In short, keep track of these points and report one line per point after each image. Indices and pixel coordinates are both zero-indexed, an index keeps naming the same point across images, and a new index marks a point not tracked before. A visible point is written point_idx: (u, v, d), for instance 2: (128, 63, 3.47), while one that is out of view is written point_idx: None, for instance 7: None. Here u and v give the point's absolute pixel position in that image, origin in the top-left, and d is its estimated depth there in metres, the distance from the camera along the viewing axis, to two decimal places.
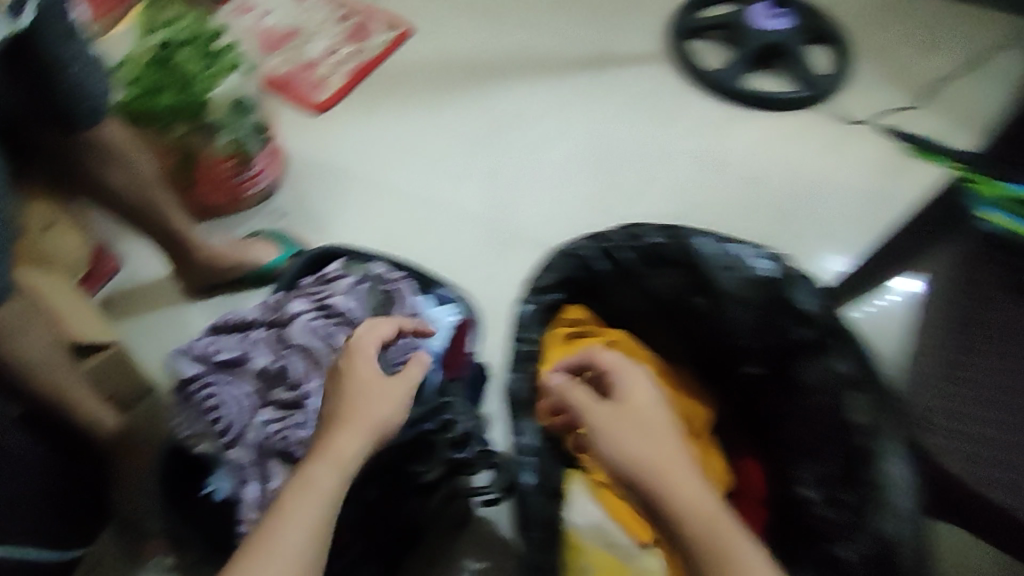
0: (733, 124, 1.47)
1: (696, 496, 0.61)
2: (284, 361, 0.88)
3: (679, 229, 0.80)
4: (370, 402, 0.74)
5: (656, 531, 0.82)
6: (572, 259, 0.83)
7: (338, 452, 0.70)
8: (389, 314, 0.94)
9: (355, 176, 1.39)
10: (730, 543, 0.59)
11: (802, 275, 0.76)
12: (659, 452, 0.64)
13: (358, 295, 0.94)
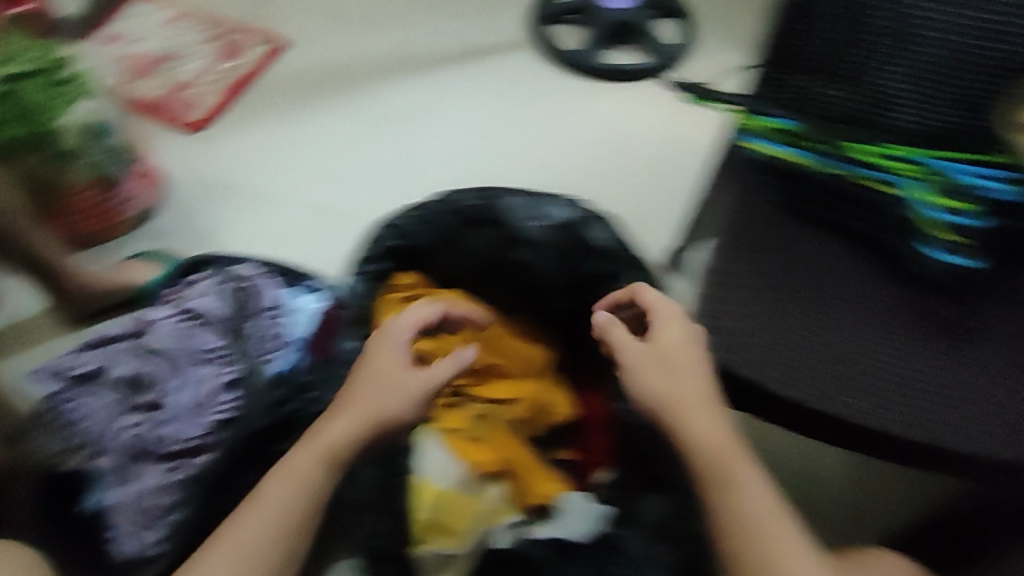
0: (592, 97, 1.49)
1: (712, 437, 0.69)
2: (145, 367, 0.92)
3: (490, 192, 0.85)
4: (373, 389, 0.72)
5: (499, 463, 0.80)
6: (396, 231, 0.85)
7: (329, 435, 0.71)
8: (251, 309, 0.96)
9: (233, 188, 1.35)
10: (727, 481, 0.67)
11: (595, 215, 0.82)
12: (676, 401, 0.70)
13: (219, 295, 0.96)
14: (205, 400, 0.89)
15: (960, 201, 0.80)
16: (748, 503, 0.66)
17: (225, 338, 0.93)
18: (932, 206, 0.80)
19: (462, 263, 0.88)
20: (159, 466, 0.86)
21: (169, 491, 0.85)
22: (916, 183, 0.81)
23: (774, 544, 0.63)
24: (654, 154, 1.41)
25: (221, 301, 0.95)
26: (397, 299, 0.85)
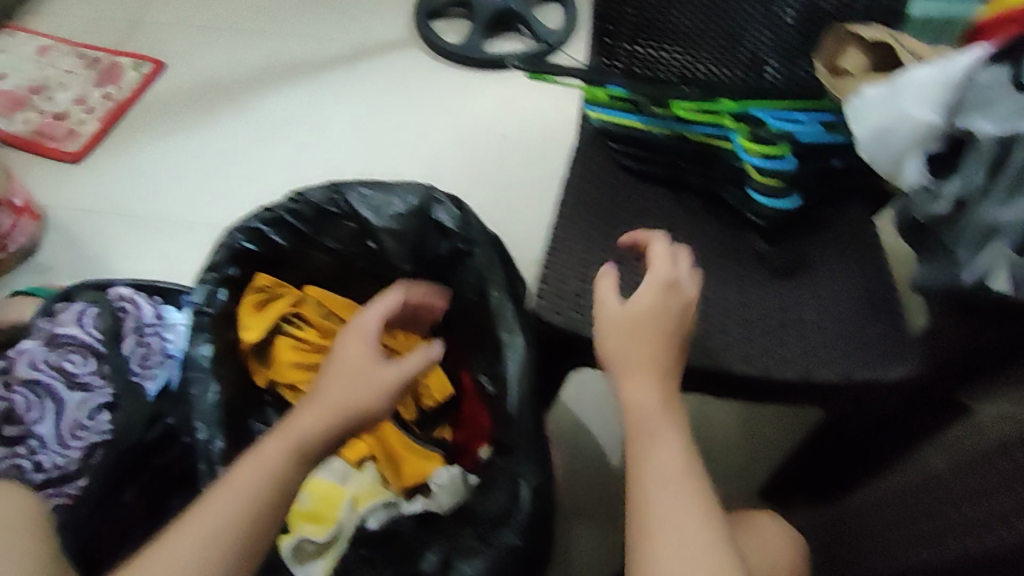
0: (476, 88, 1.51)
1: (648, 399, 0.65)
2: (13, 400, 0.91)
3: (336, 186, 0.84)
4: (341, 381, 0.68)
5: (367, 449, 0.84)
6: (242, 235, 0.82)
7: (293, 424, 0.64)
8: (124, 329, 0.98)
9: (118, 214, 1.34)
10: (654, 443, 0.63)
11: (437, 195, 0.82)
12: (633, 355, 0.66)
13: (89, 319, 0.96)
14: (82, 424, 0.90)
15: (772, 147, 0.79)
16: (664, 470, 0.61)
17: (96, 361, 0.94)
18: (750, 154, 0.80)
19: (321, 258, 0.88)
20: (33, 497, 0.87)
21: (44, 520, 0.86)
22: (737, 134, 0.81)
23: (689, 507, 0.58)
24: (537, 138, 1.44)
25: (91, 327, 0.95)
26: (254, 300, 0.85)
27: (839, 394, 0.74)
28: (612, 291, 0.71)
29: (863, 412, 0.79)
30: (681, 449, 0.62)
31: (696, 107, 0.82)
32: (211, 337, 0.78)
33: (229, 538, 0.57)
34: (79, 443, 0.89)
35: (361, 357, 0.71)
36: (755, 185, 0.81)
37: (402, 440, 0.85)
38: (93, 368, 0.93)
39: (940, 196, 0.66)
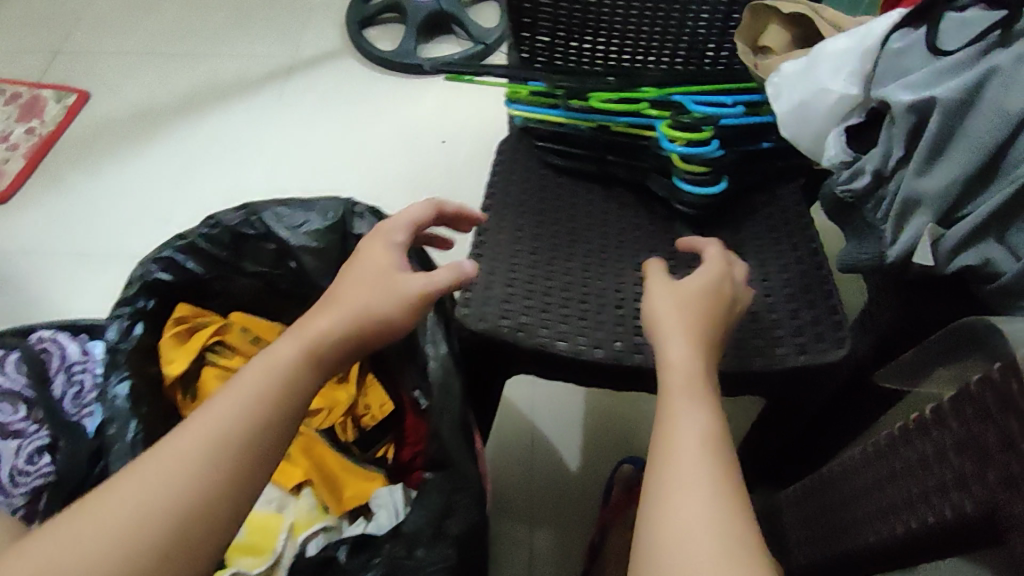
0: (412, 94, 1.49)
1: (688, 356, 0.57)
2: None
3: (252, 207, 0.80)
4: (361, 288, 0.61)
5: (302, 473, 0.81)
6: (156, 264, 0.78)
7: (305, 338, 0.57)
8: (50, 369, 0.92)
9: (52, 253, 1.30)
10: (691, 390, 0.55)
11: (358, 207, 0.79)
12: (682, 317, 0.60)
13: (11, 366, 0.91)
14: (17, 474, 0.84)
15: (698, 131, 0.78)
16: (683, 424, 0.52)
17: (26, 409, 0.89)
18: (673, 141, 0.78)
19: (246, 283, 0.85)
20: None
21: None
22: (661, 120, 0.80)
23: (705, 466, 0.49)
24: (479, 141, 1.41)
25: (13, 374, 0.90)
26: (174, 331, 0.81)
27: (780, 381, 0.71)
28: (663, 278, 0.67)
29: (808, 397, 0.76)
30: (708, 414, 0.53)
31: (619, 96, 0.82)
32: (128, 373, 0.73)
33: (219, 455, 0.49)
34: (19, 491, 0.83)
35: (390, 265, 0.63)
36: (683, 173, 0.79)
37: (337, 458, 0.83)
38: (25, 415, 0.89)
39: (861, 171, 0.63)
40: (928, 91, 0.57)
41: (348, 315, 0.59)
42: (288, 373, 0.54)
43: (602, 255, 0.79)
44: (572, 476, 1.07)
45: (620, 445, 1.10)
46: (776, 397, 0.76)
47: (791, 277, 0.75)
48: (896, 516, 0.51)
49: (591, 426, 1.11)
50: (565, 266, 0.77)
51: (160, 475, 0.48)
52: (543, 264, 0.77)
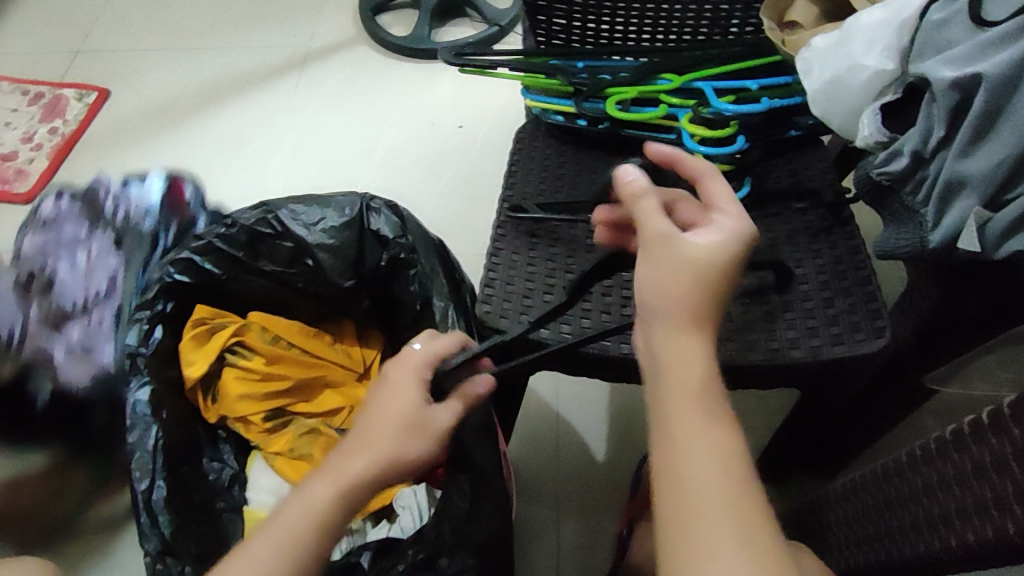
0: (425, 80, 1.46)
1: (693, 367, 0.51)
2: (42, 270, 1.07)
3: (268, 205, 0.79)
4: (391, 426, 0.58)
5: None
6: (172, 265, 0.77)
7: (341, 471, 0.55)
8: (108, 204, 1.14)
9: None
10: (691, 406, 0.50)
11: (371, 200, 0.78)
12: (669, 302, 0.52)
13: (80, 207, 1.15)
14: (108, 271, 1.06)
15: (720, 130, 0.73)
16: (696, 466, 0.48)
17: (98, 229, 1.12)
18: (693, 138, 0.74)
19: (259, 284, 0.84)
20: (84, 333, 1.02)
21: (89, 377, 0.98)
22: (684, 112, 0.75)
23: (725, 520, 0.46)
24: (494, 127, 1.39)
25: (86, 212, 1.14)
26: (195, 333, 0.80)
27: (812, 370, 0.68)
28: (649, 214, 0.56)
29: (838, 386, 0.74)
30: (715, 431, 0.50)
31: (639, 91, 0.77)
32: (149, 378, 0.74)
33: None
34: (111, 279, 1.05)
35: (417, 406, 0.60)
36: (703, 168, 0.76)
37: None
38: (98, 231, 1.12)
39: (900, 152, 0.60)
40: (971, 67, 0.53)
41: (380, 456, 0.57)
42: (324, 517, 0.53)
43: None
44: (598, 467, 1.05)
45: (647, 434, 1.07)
46: (808, 386, 0.73)
47: (825, 262, 0.71)
48: (936, 532, 0.50)
49: (617, 415, 1.09)
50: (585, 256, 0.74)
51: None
52: (562, 256, 0.74)
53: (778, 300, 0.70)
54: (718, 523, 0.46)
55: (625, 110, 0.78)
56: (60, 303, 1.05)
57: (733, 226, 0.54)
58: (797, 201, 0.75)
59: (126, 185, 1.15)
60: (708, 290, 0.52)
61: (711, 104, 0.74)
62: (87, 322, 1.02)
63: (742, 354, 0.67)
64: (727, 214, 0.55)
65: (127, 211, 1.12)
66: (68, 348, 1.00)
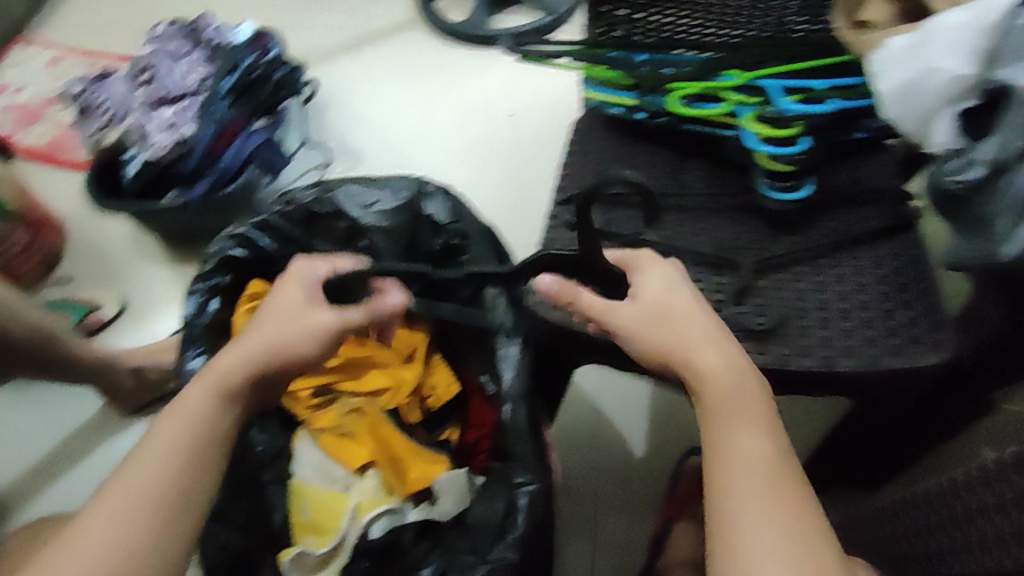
0: (481, 66, 1.46)
1: (722, 377, 0.56)
2: (143, 62, 1.19)
3: (325, 185, 0.81)
4: (268, 325, 0.63)
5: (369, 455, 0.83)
6: (232, 241, 0.80)
7: (218, 373, 0.60)
8: (202, 35, 1.22)
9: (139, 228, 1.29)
10: (735, 412, 0.55)
11: (428, 186, 0.79)
12: (687, 328, 0.58)
13: (177, 32, 1.23)
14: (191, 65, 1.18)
15: (783, 128, 0.72)
16: (739, 472, 0.53)
17: (189, 42, 1.22)
18: (755, 137, 0.73)
19: None
20: (170, 105, 1.15)
21: (164, 155, 1.09)
22: (746, 109, 0.74)
23: (766, 513, 0.50)
24: (548, 116, 1.38)
25: (184, 41, 1.22)
26: (247, 309, 0.82)
27: (867, 382, 0.67)
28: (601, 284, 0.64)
29: (891, 399, 0.72)
30: (757, 434, 0.54)
31: (703, 87, 0.77)
32: (205, 348, 0.77)
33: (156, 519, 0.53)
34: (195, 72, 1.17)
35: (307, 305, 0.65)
36: (765, 172, 0.74)
37: (400, 438, 0.84)
38: (191, 52, 1.21)
39: (974, 163, 0.56)
40: None
41: (254, 348, 0.61)
42: (200, 416, 0.58)
43: (681, 233, 0.75)
44: (636, 463, 1.05)
45: (687, 433, 1.07)
46: (860, 397, 0.72)
47: (887, 272, 0.69)
48: None
49: (658, 413, 1.09)
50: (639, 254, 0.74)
51: (89, 542, 0.51)
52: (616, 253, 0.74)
53: (836, 307, 0.68)
54: (753, 516, 0.50)
55: (687, 105, 0.78)
56: (150, 96, 1.16)
57: (651, 253, 0.64)
58: (861, 208, 0.73)
59: (221, 26, 1.23)
60: (670, 309, 0.59)
61: (775, 103, 0.73)
62: (168, 114, 1.13)
63: (795, 360, 0.66)
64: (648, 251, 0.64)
65: (218, 45, 1.20)
66: (151, 131, 1.11)
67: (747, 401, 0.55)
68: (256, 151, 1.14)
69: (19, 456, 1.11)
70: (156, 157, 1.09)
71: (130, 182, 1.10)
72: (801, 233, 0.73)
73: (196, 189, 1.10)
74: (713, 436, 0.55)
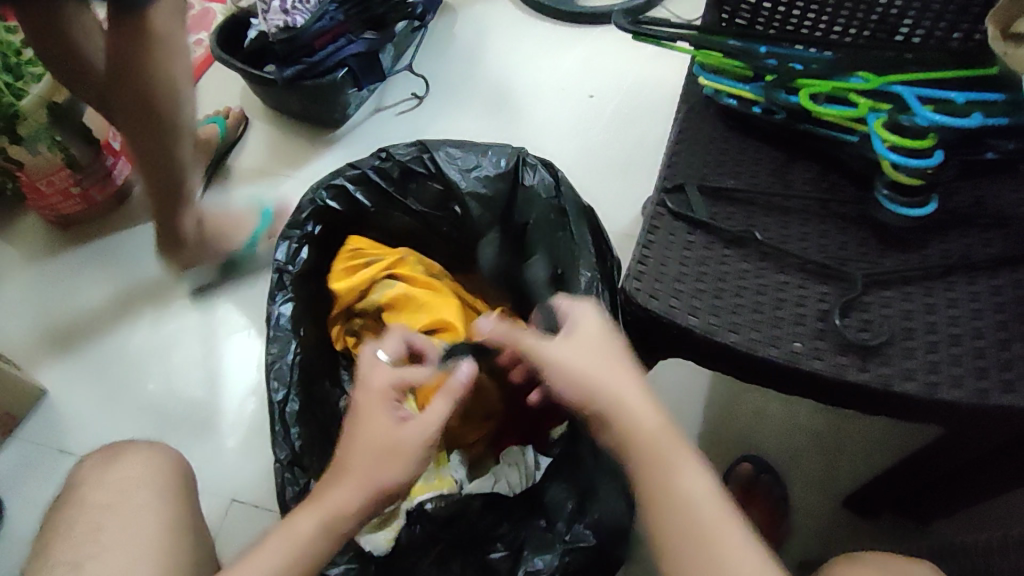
0: (566, 42, 1.43)
1: (646, 413, 0.57)
2: None
3: (423, 144, 0.80)
4: (362, 450, 0.59)
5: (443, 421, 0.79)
6: (327, 191, 0.79)
7: (328, 498, 0.57)
8: None
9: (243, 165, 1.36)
10: (664, 452, 0.55)
11: (529, 154, 0.77)
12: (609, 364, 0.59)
13: None
14: None
15: (919, 139, 0.69)
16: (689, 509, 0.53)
17: None
18: (885, 145, 0.70)
19: (403, 220, 0.85)
20: None
21: (273, 33, 1.21)
22: (876, 116, 0.71)
23: (728, 545, 0.52)
24: (631, 98, 1.34)
25: None
26: (346, 259, 0.83)
27: (969, 413, 0.63)
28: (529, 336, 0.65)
29: (983, 435, 0.69)
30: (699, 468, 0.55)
31: (833, 87, 0.74)
32: (292, 295, 0.77)
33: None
34: None
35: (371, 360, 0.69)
36: (886, 183, 0.71)
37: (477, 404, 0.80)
38: None
39: None
40: None
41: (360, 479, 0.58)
42: (309, 543, 0.55)
43: (787, 234, 0.72)
44: None
45: (735, 436, 1.02)
46: (951, 427, 0.69)
47: (1003, 302, 0.65)
48: None
49: (714, 416, 1.04)
50: (742, 251, 0.71)
51: None
52: (717, 249, 0.71)
53: (946, 332, 0.65)
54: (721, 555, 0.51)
55: (817, 104, 0.74)
56: None
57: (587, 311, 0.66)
58: (982, 232, 0.70)
59: None
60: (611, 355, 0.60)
61: (913, 111, 0.69)
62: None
63: (897, 382, 0.63)
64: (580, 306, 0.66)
65: None
66: (270, 10, 1.23)
67: (668, 440, 0.56)
68: (351, 59, 1.25)
69: (90, 376, 1.19)
70: (269, 33, 1.23)
71: (247, 46, 1.29)
72: (915, 250, 0.70)
73: (288, 71, 1.23)
74: (647, 481, 0.55)
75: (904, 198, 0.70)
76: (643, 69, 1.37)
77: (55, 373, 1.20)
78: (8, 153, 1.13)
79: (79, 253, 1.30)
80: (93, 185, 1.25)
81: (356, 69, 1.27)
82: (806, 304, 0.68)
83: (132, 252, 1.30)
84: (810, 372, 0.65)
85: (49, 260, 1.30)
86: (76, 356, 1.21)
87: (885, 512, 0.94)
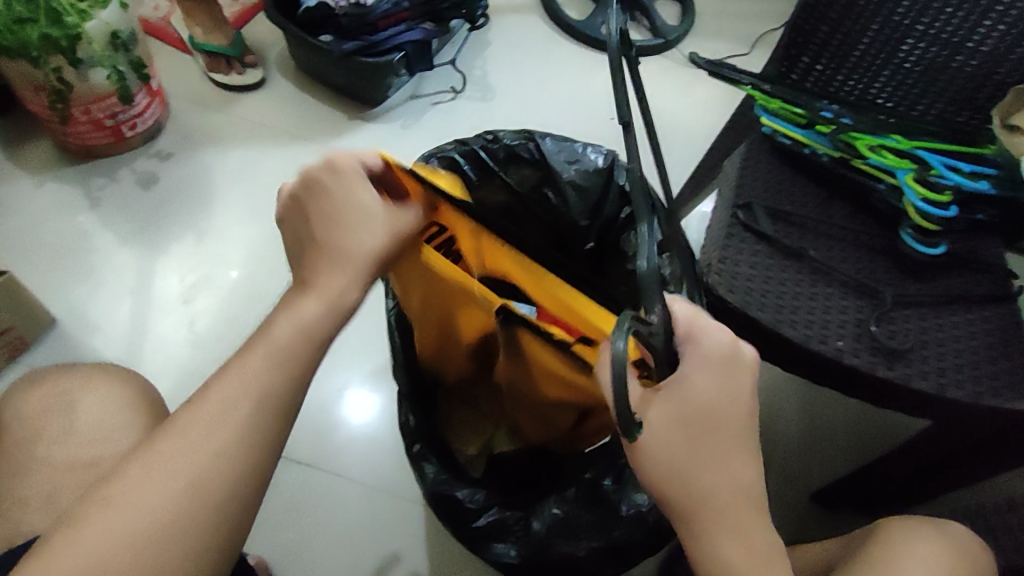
0: (592, 65, 1.56)
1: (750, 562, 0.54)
2: None
3: (530, 133, 0.89)
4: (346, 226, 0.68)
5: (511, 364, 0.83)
6: (440, 160, 0.88)
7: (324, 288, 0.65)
8: None
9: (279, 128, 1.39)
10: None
11: (623, 156, 0.88)
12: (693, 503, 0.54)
13: None
14: None
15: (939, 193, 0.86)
16: None
17: None
18: (915, 194, 0.86)
19: (498, 197, 0.93)
20: None
21: (338, 7, 1.29)
22: (905, 171, 0.88)
23: None
24: (649, 125, 1.48)
25: None
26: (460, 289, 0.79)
27: (962, 413, 0.80)
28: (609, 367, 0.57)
29: (964, 435, 0.87)
30: None
31: (878, 141, 0.89)
32: None
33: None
34: None
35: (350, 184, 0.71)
36: (912, 225, 0.88)
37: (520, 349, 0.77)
38: None
39: None
40: None
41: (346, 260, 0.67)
42: None
43: (830, 253, 0.88)
44: None
45: None
46: (939, 425, 0.86)
47: (991, 328, 0.84)
48: None
49: None
50: (798, 264, 0.86)
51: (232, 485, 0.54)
52: (778, 259, 0.86)
53: (949, 347, 0.82)
54: None
55: (868, 151, 0.89)
56: None
57: (715, 350, 0.55)
58: (974, 275, 0.88)
59: None
60: (654, 436, 0.55)
61: (936, 170, 0.87)
62: None
63: (916, 379, 0.79)
64: (703, 346, 0.55)
65: None
66: None
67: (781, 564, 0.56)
68: (409, 45, 1.31)
69: (105, 304, 1.19)
70: (334, 5, 1.30)
71: (303, 13, 1.32)
72: (926, 281, 0.88)
73: (347, 44, 1.29)
74: None
75: (924, 237, 0.88)
76: (663, 100, 1.52)
77: (68, 299, 1.19)
78: (63, 75, 1.12)
79: (99, 186, 1.29)
80: (128, 121, 1.27)
81: (411, 54, 1.33)
82: (848, 313, 0.84)
83: (156, 191, 1.30)
84: (850, 366, 0.80)
85: (65, 189, 1.29)
86: (90, 284, 1.20)
87: (844, 509, 1.11)
